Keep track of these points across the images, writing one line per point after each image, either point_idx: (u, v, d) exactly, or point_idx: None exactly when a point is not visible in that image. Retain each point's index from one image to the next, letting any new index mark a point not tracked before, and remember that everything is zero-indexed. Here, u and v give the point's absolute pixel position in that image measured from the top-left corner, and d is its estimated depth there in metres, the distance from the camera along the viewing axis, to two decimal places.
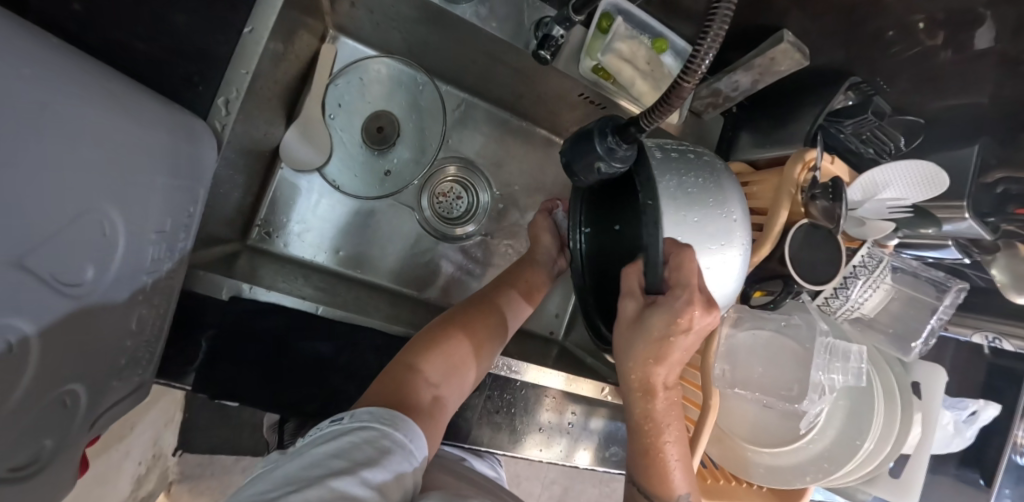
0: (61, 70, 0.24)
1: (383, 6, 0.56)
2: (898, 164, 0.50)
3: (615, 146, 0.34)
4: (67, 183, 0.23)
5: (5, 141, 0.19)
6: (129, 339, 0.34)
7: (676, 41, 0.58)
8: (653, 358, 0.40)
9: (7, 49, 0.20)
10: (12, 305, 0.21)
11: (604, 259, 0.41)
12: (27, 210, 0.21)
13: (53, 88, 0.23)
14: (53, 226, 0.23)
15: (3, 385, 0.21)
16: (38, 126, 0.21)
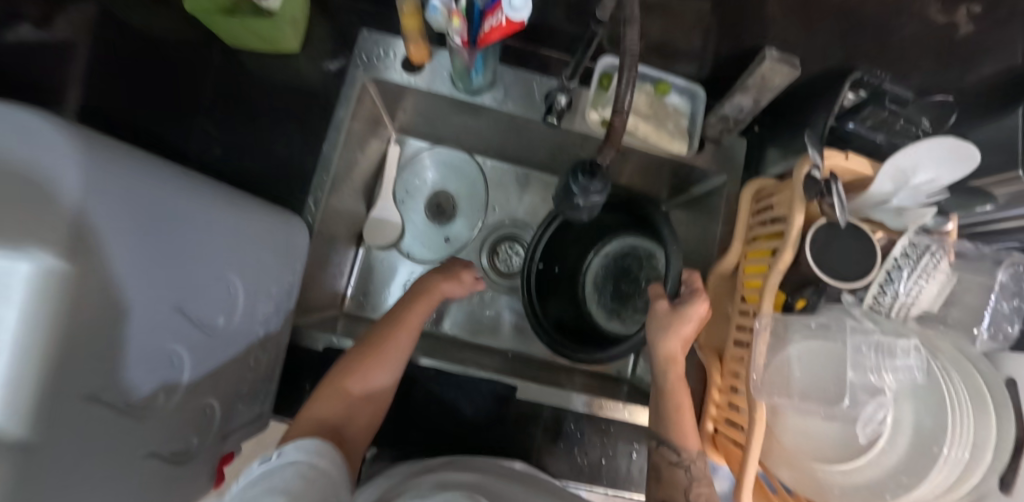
0: (210, 194, 0.40)
1: (425, 109, 0.66)
2: (923, 145, 0.47)
3: (587, 185, 0.41)
4: (203, 260, 0.38)
5: (169, 234, 0.34)
6: (248, 373, 0.48)
7: (676, 81, 0.61)
8: (676, 338, 0.48)
9: (182, 188, 0.36)
10: (172, 335, 0.36)
11: (547, 280, 0.63)
12: (179, 277, 0.35)
13: (207, 208, 0.39)
14: (193, 286, 0.37)
15: (166, 381, 0.36)
16: (196, 230, 0.37)
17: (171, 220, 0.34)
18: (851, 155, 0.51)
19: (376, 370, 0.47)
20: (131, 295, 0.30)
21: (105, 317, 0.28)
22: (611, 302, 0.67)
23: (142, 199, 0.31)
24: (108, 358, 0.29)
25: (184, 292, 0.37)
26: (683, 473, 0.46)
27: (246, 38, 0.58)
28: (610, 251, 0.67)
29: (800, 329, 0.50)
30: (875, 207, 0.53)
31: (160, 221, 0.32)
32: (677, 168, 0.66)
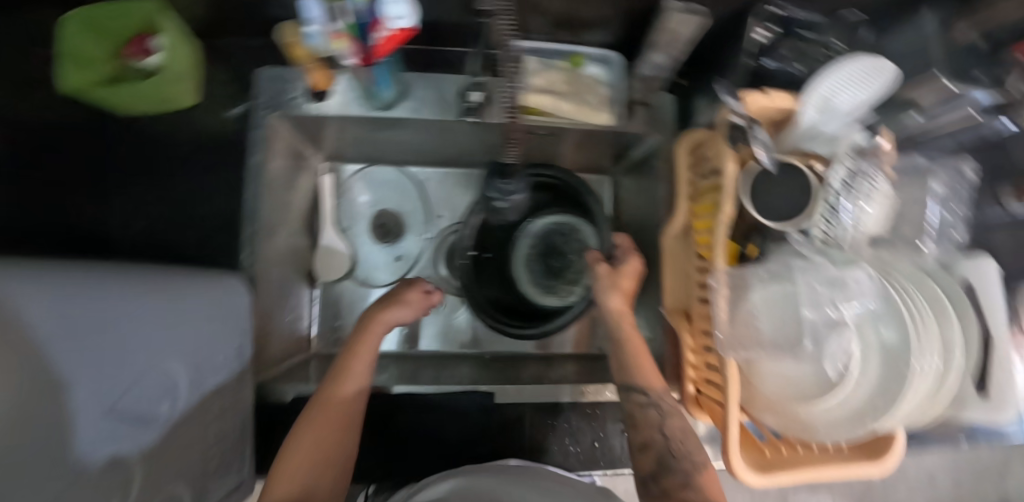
0: (126, 280, 0.36)
1: (345, 133, 0.63)
2: (843, 65, 0.47)
3: (504, 185, 0.40)
4: (132, 353, 0.35)
5: (86, 339, 0.30)
6: (214, 446, 0.47)
7: (592, 51, 0.59)
8: (617, 292, 0.52)
9: (89, 286, 0.32)
10: (108, 442, 0.33)
11: (480, 269, 0.58)
12: (104, 379, 0.32)
13: (125, 295, 0.35)
14: (123, 384, 0.34)
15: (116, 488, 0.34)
16: (118, 323, 0.33)
17: (83, 325, 0.30)
18: (772, 92, 0.50)
19: (349, 398, 0.48)
20: (52, 412, 0.27)
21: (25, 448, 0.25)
22: (542, 281, 0.60)
23: (47, 308, 0.27)
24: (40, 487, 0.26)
25: (115, 392, 0.34)
26: (654, 411, 0.44)
27: (140, 104, 0.55)
28: (536, 230, 0.60)
29: (756, 276, 0.50)
30: (807, 138, 0.52)
31: (70, 330, 0.29)
32: (613, 138, 0.64)
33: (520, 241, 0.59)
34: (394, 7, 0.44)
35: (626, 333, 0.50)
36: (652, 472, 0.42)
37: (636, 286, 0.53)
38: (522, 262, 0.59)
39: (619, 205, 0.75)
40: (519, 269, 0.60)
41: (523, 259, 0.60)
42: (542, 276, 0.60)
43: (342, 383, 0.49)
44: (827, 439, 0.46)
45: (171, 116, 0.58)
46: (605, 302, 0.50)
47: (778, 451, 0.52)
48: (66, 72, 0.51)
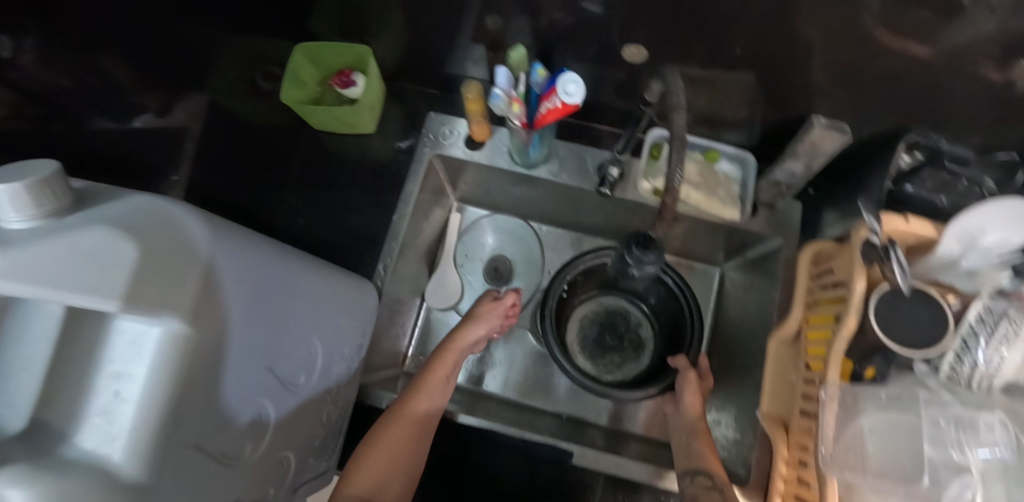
0: (300, 270, 0.46)
1: (483, 181, 0.71)
2: (995, 205, 0.46)
3: (642, 256, 0.44)
4: (287, 328, 0.44)
5: (264, 312, 0.40)
6: (319, 426, 0.52)
7: (726, 149, 0.62)
8: (693, 392, 0.61)
9: (278, 267, 0.43)
10: (262, 398, 0.41)
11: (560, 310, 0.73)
12: (270, 345, 0.41)
13: (305, 280, 0.47)
14: (277, 351, 0.43)
15: (256, 434, 0.41)
16: (293, 296, 0.44)
17: (264, 294, 0.40)
18: (911, 219, 0.51)
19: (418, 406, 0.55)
20: (221, 383, 0.35)
21: (233, 356, 0.36)
22: (588, 344, 0.76)
23: (265, 278, 0.40)
24: (231, 397, 0.36)
25: (280, 352, 0.43)
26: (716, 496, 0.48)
27: (329, 122, 0.67)
28: (605, 302, 0.78)
29: (871, 399, 0.48)
30: (942, 269, 0.52)
31: (255, 297, 0.38)
32: (732, 232, 0.66)
33: (586, 305, 0.77)
34: (568, 86, 0.51)
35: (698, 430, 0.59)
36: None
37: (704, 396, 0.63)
38: (581, 322, 0.77)
39: (725, 299, 0.75)
40: (572, 328, 0.76)
41: (581, 320, 0.77)
42: (601, 340, 0.77)
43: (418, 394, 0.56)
44: None
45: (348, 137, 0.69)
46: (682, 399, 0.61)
47: None
48: (286, 85, 0.66)
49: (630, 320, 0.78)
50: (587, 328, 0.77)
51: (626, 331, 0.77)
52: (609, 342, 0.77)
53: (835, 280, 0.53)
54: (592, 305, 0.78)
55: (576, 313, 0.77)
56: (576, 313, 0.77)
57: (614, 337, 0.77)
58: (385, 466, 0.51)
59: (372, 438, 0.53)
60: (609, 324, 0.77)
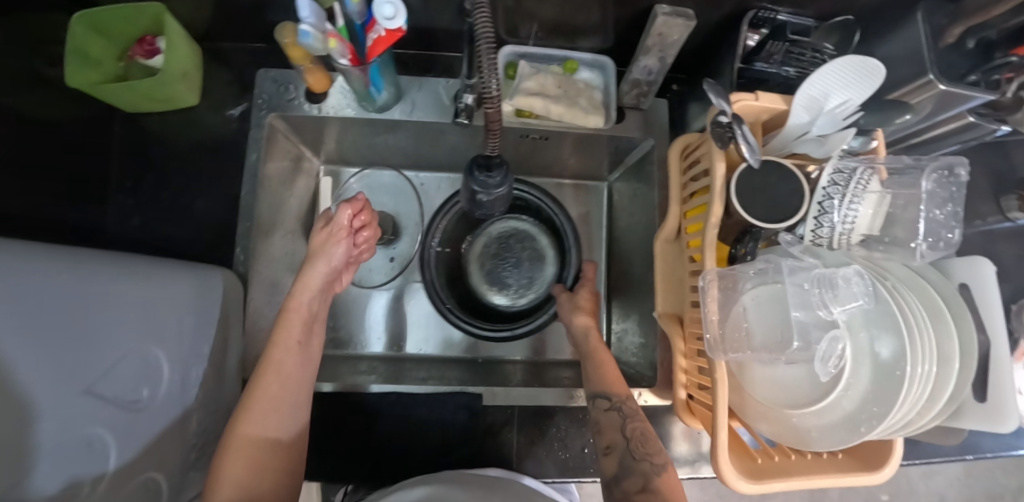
0: (96, 264, 0.37)
1: (345, 136, 0.67)
2: (829, 68, 0.45)
3: (485, 179, 0.39)
4: (111, 337, 0.36)
5: (57, 315, 0.31)
6: (193, 438, 0.45)
7: (582, 57, 0.61)
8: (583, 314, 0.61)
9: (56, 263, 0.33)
10: (92, 421, 0.34)
11: (447, 264, 0.73)
12: (83, 357, 0.34)
13: (104, 276, 0.37)
14: (106, 364, 0.36)
15: (92, 472, 0.33)
16: (88, 303, 0.34)
17: (43, 300, 0.31)
18: (761, 95, 0.49)
19: (275, 377, 0.48)
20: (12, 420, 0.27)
21: (12, 419, 0.27)
22: (494, 276, 0.75)
23: (20, 292, 0.29)
24: (16, 454, 0.27)
25: (81, 374, 0.33)
26: (615, 413, 0.50)
27: (142, 102, 0.58)
28: (495, 231, 0.77)
29: (744, 277, 0.49)
30: (795, 140, 0.50)
31: (24, 303, 0.29)
32: (603, 143, 0.66)
33: (477, 241, 0.76)
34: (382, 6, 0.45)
35: (596, 349, 0.57)
36: (613, 476, 0.47)
37: (595, 306, 0.63)
38: (475, 260, 0.75)
39: (614, 213, 0.76)
40: (473, 269, 0.75)
41: (478, 257, 0.76)
42: (506, 270, 0.76)
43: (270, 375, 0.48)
44: (819, 448, 0.45)
45: (173, 116, 0.61)
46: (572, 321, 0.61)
47: (769, 458, 0.50)
48: (69, 64, 0.54)
49: (527, 240, 0.77)
50: (483, 263, 0.76)
51: (525, 251, 0.76)
52: (512, 268, 0.75)
53: (700, 168, 0.53)
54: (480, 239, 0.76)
55: (471, 254, 0.76)
56: (471, 253, 0.76)
57: (517, 261, 0.75)
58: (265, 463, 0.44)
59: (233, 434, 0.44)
60: (506, 250, 0.76)
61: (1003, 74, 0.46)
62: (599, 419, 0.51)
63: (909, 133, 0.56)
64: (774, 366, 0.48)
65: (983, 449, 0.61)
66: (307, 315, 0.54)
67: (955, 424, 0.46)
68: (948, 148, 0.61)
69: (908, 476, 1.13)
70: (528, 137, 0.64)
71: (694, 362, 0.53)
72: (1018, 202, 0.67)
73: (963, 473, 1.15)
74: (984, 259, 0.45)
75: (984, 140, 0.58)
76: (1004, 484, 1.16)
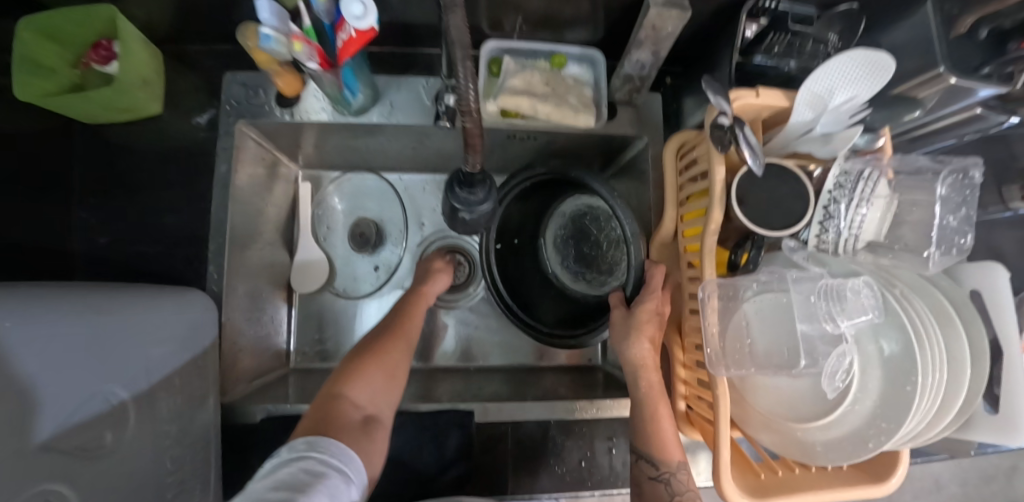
0: (43, 306, 0.34)
1: (324, 142, 0.63)
2: (835, 61, 0.42)
3: (468, 197, 0.36)
4: (70, 381, 0.35)
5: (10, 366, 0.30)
6: (168, 475, 0.43)
7: (571, 51, 0.57)
8: (639, 340, 0.50)
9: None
10: (54, 472, 0.32)
11: (517, 257, 0.65)
12: (41, 408, 0.32)
13: (47, 320, 0.34)
14: (66, 409, 0.34)
15: None
16: (33, 349, 0.32)
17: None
18: (762, 92, 0.46)
19: (395, 352, 0.50)
20: None
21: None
22: (573, 264, 0.65)
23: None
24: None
25: (33, 428, 0.31)
26: (662, 486, 0.48)
27: (100, 113, 0.54)
28: (569, 211, 0.66)
29: (747, 287, 0.46)
30: (798, 138, 0.47)
31: None
32: (595, 141, 0.62)
33: (551, 225, 0.66)
34: (349, 5, 0.41)
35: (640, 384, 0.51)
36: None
37: (657, 329, 0.51)
38: (555, 245, 0.66)
39: None
40: (551, 259, 0.66)
41: (555, 243, 0.66)
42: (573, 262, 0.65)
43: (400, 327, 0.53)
44: (824, 463, 0.43)
45: (136, 125, 0.57)
46: (628, 350, 0.50)
47: (773, 472, 0.49)
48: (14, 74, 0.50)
49: (599, 222, 0.64)
50: (564, 247, 0.66)
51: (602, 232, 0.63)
52: (590, 252, 0.65)
53: (699, 170, 0.49)
54: (568, 214, 0.66)
55: (548, 240, 0.66)
56: (548, 239, 0.66)
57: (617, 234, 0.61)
58: (382, 380, 0.46)
59: (364, 350, 0.49)
60: (574, 233, 0.65)
61: (1019, 66, 0.43)
62: (641, 475, 0.50)
63: (914, 127, 0.54)
64: (777, 379, 0.46)
65: (983, 446, 0.60)
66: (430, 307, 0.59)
67: (964, 435, 0.45)
68: (952, 140, 0.58)
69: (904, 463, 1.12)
70: (514, 137, 0.61)
71: (695, 376, 0.51)
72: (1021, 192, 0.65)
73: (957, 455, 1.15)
74: (997, 264, 0.42)
75: (991, 131, 0.56)
76: (995, 465, 1.17)
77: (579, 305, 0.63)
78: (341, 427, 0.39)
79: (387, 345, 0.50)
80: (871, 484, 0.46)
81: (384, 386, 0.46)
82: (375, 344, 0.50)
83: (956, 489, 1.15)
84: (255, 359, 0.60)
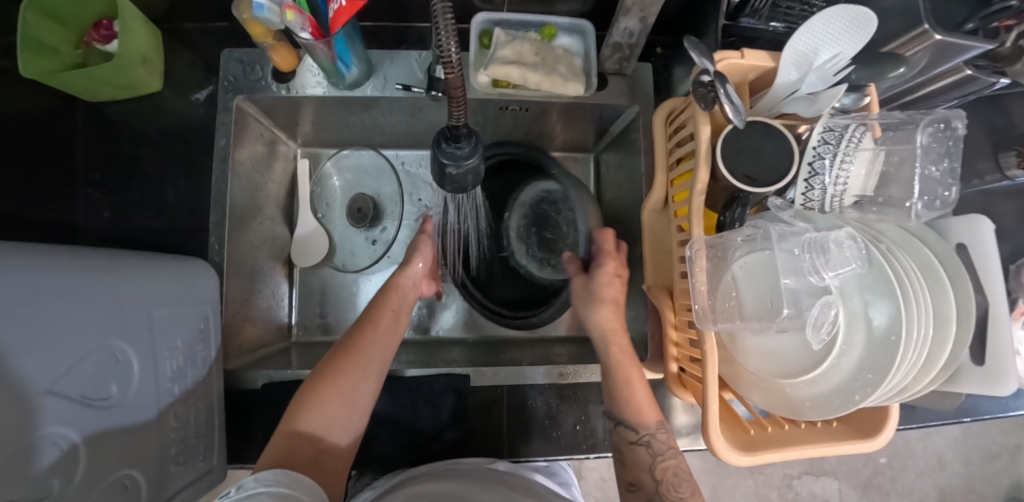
0: (53, 260, 0.36)
1: (319, 117, 0.65)
2: (816, 19, 0.42)
3: (455, 151, 0.37)
4: (77, 335, 0.36)
5: (19, 316, 0.31)
6: (173, 432, 0.44)
7: (560, 21, 0.58)
8: (600, 303, 0.56)
9: (21, 264, 0.32)
10: (58, 420, 0.33)
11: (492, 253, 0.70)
12: (51, 356, 0.33)
13: (57, 274, 0.35)
14: (71, 360, 0.35)
15: (63, 473, 0.33)
16: (43, 302, 0.33)
17: (9, 303, 0.30)
18: (747, 53, 0.47)
19: (362, 366, 0.49)
20: None
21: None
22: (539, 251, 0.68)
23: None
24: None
25: (44, 377, 0.32)
26: (644, 448, 0.48)
27: (105, 91, 0.56)
28: (526, 199, 0.69)
29: (734, 246, 0.47)
30: (784, 99, 0.48)
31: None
32: (587, 111, 0.63)
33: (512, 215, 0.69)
34: None
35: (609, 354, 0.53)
36: (631, 481, 0.48)
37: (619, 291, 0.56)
38: (519, 236, 0.68)
39: (602, 185, 0.75)
40: (518, 250, 0.68)
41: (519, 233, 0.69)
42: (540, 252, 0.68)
43: (370, 330, 0.52)
44: (812, 418, 0.44)
45: (138, 103, 0.59)
46: (594, 316, 0.56)
47: (763, 428, 0.49)
48: (22, 52, 0.51)
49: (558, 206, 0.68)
50: (527, 238, 0.68)
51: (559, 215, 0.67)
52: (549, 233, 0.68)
53: (686, 132, 0.50)
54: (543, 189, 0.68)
55: (515, 227, 0.69)
56: (516, 226, 0.69)
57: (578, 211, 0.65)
58: (338, 407, 0.46)
59: (321, 375, 0.47)
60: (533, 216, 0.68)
61: (1002, 22, 0.43)
62: (621, 442, 0.50)
63: (905, 89, 0.54)
64: (764, 337, 0.47)
65: (980, 411, 0.60)
66: (402, 299, 0.58)
67: (951, 388, 0.45)
68: (946, 104, 0.58)
69: (905, 441, 1.12)
70: (507, 109, 0.62)
71: (685, 337, 0.52)
72: (1017, 158, 0.64)
73: (961, 433, 1.15)
74: (983, 217, 0.43)
75: (985, 94, 0.55)
76: (1001, 443, 1.16)
77: (542, 291, 0.68)
78: (293, 458, 0.41)
79: (346, 365, 0.48)
80: (860, 438, 0.47)
81: (338, 415, 0.45)
82: (345, 347, 0.50)
83: (959, 467, 1.15)
84: (256, 329, 0.62)
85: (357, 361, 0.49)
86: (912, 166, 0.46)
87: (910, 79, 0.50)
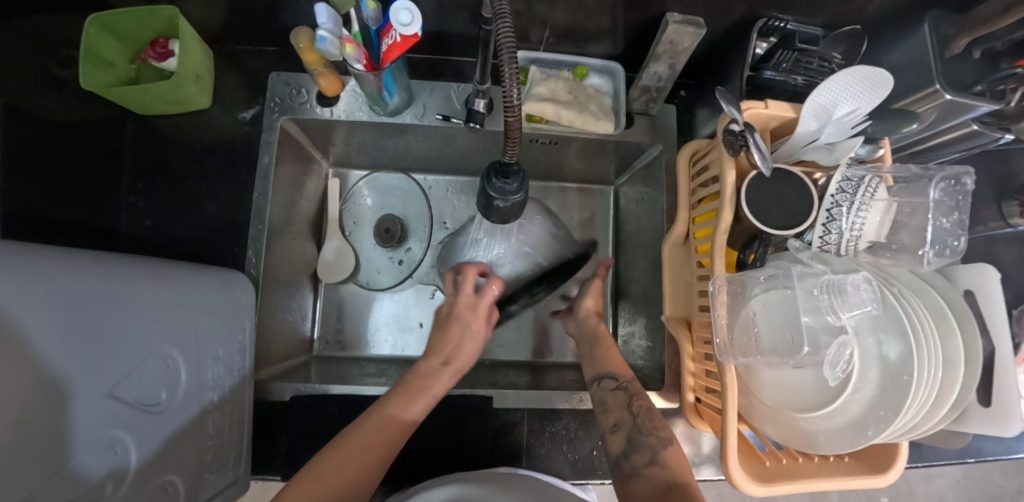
0: (122, 267, 0.38)
1: (358, 140, 0.68)
2: (835, 78, 0.45)
3: (503, 185, 0.40)
4: (138, 340, 0.37)
5: (93, 320, 0.32)
6: (209, 439, 0.46)
7: (593, 63, 0.62)
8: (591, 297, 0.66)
9: (99, 271, 0.35)
10: (118, 422, 0.34)
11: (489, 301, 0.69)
12: (116, 359, 0.35)
13: (126, 281, 0.37)
14: (131, 365, 0.36)
15: (118, 475, 0.34)
16: (116, 307, 0.35)
17: (86, 308, 0.32)
18: (771, 104, 0.50)
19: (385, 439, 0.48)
20: (49, 419, 0.28)
21: (38, 427, 0.27)
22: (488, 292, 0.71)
23: (51, 306, 0.29)
24: (62, 452, 0.29)
25: (108, 380, 0.34)
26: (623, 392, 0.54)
27: (155, 105, 0.58)
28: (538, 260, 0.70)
29: (754, 283, 0.49)
30: (803, 148, 0.50)
31: (75, 312, 0.31)
32: (614, 146, 0.66)
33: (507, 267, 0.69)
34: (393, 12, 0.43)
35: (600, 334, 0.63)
36: (622, 451, 0.49)
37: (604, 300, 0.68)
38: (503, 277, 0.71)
39: (622, 217, 0.78)
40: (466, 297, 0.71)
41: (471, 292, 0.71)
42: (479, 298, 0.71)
43: (403, 405, 0.51)
44: (826, 451, 0.45)
45: (187, 119, 0.62)
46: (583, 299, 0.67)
47: (778, 460, 0.51)
48: (85, 68, 0.54)
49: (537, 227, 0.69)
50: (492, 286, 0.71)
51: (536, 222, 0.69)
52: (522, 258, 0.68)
53: (710, 175, 0.53)
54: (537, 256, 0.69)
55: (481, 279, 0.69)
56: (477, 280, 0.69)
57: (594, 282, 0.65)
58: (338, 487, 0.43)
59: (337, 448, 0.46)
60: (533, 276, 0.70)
61: (1008, 84, 0.47)
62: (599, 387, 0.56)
63: (914, 142, 0.58)
64: (781, 371, 0.49)
65: (983, 452, 0.62)
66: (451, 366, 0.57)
67: (958, 428, 0.48)
68: (951, 156, 0.62)
69: (907, 481, 1.14)
70: (537, 142, 0.65)
71: (703, 369, 0.53)
72: (1021, 208, 0.68)
73: (962, 475, 1.16)
74: (989, 266, 0.46)
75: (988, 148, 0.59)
76: (1003, 486, 1.17)
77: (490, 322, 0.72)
78: None
79: (365, 440, 0.47)
80: (871, 473, 0.48)
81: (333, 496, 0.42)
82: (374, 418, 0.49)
83: None
84: (283, 343, 0.63)
85: (379, 431, 0.48)
86: (924, 215, 0.49)
87: (921, 133, 0.54)
